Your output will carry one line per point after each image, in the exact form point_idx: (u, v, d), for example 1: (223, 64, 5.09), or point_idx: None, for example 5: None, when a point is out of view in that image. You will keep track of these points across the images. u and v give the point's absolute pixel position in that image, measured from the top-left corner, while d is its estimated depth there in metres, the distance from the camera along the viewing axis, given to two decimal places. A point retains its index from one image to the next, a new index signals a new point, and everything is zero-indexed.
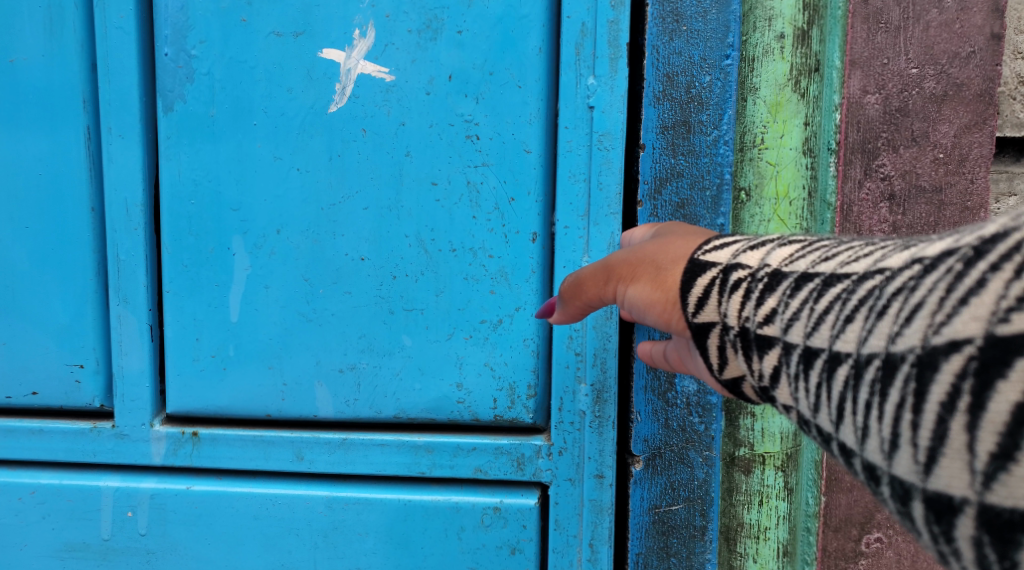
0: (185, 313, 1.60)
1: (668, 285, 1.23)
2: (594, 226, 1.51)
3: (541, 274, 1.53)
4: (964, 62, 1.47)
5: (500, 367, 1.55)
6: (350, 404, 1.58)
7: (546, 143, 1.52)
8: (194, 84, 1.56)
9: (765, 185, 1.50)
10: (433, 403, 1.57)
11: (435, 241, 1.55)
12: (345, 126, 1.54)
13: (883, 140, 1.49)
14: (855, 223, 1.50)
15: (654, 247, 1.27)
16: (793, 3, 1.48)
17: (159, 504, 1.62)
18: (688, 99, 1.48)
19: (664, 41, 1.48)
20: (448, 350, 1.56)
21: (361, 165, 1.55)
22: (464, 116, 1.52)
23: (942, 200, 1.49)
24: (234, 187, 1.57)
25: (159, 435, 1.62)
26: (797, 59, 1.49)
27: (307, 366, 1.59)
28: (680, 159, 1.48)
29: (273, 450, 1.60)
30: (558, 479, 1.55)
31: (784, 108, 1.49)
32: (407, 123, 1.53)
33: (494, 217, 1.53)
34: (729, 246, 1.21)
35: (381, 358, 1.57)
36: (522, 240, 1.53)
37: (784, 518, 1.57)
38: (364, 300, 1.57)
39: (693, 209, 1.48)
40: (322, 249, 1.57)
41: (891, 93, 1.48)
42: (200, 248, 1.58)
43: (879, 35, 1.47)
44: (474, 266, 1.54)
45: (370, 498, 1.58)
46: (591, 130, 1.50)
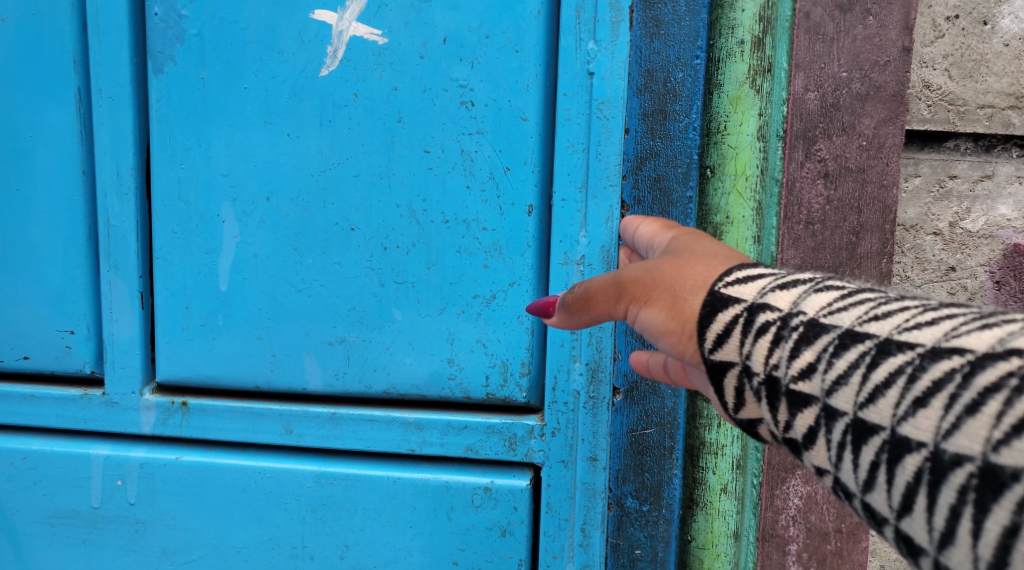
0: (175, 280, 1.61)
1: (684, 315, 1.24)
2: (592, 199, 1.53)
3: (536, 248, 1.56)
4: (882, 68, 1.52)
5: (493, 343, 1.57)
6: (340, 377, 1.60)
7: (543, 111, 1.54)
8: (184, 46, 1.57)
9: (725, 164, 1.55)
10: (424, 378, 1.59)
11: (427, 212, 1.57)
12: (337, 91, 1.56)
13: (821, 129, 1.53)
14: (797, 197, 1.53)
15: (671, 270, 1.27)
16: (752, 12, 1.53)
17: (148, 473, 1.64)
18: (664, 92, 1.53)
19: (645, 43, 1.53)
20: (439, 326, 1.58)
21: (352, 130, 1.56)
22: (459, 81, 1.54)
23: (866, 180, 1.54)
24: (224, 151, 1.58)
25: (148, 404, 1.64)
26: (753, 60, 1.53)
27: (295, 338, 1.60)
28: (658, 141, 1.54)
29: (262, 422, 1.62)
30: (551, 460, 1.57)
31: (742, 102, 1.54)
32: (399, 87, 1.55)
33: (488, 187, 1.55)
34: (753, 281, 1.23)
35: (371, 332, 1.59)
36: (518, 213, 1.55)
37: (738, 437, 1.56)
38: (355, 272, 1.59)
39: (668, 183, 1.54)
40: (311, 218, 1.58)
41: (827, 91, 1.52)
42: (189, 215, 1.60)
43: (818, 44, 1.52)
44: (468, 239, 1.56)
45: (358, 474, 1.60)
46: (591, 98, 1.52)
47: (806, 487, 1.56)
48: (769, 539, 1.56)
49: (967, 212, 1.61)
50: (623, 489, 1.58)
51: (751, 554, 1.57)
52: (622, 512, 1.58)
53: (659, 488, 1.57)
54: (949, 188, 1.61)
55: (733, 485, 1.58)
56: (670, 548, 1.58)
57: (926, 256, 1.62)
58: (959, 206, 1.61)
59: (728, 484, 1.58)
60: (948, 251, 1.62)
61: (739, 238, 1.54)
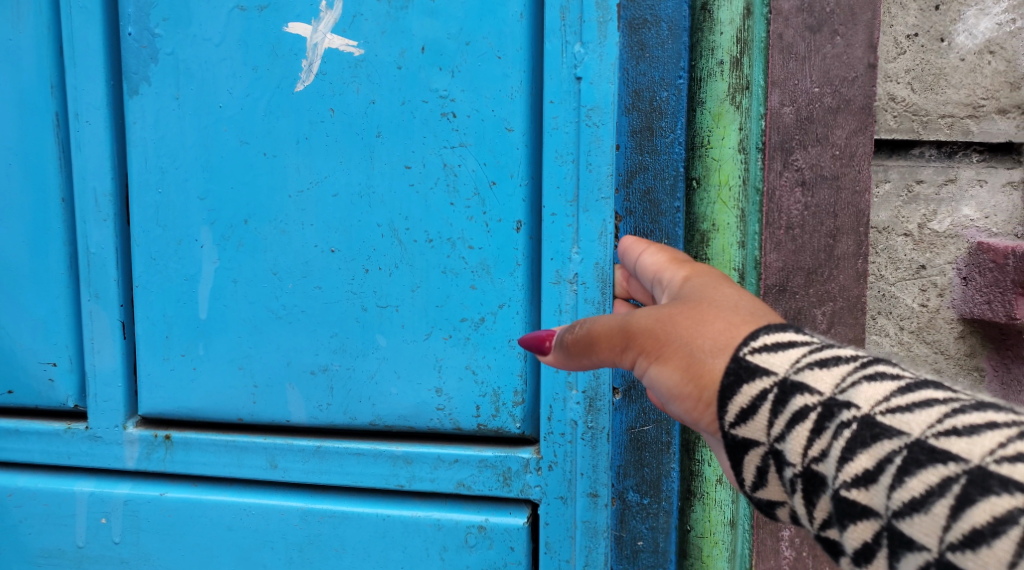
0: (156, 310, 1.71)
1: (698, 378, 1.28)
2: (583, 212, 1.62)
3: (525, 265, 1.64)
4: (851, 83, 1.65)
5: (483, 371, 1.65)
6: (323, 408, 1.69)
7: (526, 121, 1.63)
8: (157, 64, 1.67)
9: (710, 176, 1.66)
10: (412, 408, 1.67)
11: (409, 231, 1.65)
12: (312, 106, 1.65)
13: (797, 140, 1.65)
14: (777, 205, 1.65)
15: (688, 327, 1.29)
16: (729, 35, 1.64)
17: (132, 510, 1.73)
18: (651, 110, 1.64)
19: (632, 65, 1.64)
20: (426, 351, 1.66)
21: (328, 147, 1.65)
22: (439, 91, 1.63)
23: (840, 186, 1.66)
24: (201, 174, 1.68)
25: (132, 438, 1.73)
26: (733, 79, 1.64)
27: (278, 367, 1.69)
28: (645, 156, 1.65)
29: (246, 457, 1.71)
30: (549, 497, 1.64)
31: (724, 117, 1.65)
32: (376, 100, 1.64)
33: (473, 203, 1.63)
34: (790, 355, 1.24)
35: (355, 360, 1.68)
36: (506, 228, 1.63)
37: None
38: (335, 296, 1.67)
39: (657, 195, 1.65)
40: (291, 240, 1.67)
41: (802, 105, 1.64)
42: (168, 241, 1.69)
43: (791, 62, 1.64)
44: (452, 258, 1.65)
45: (347, 512, 1.68)
46: (579, 105, 1.61)
47: None
48: (764, 526, 1.65)
49: (934, 214, 1.73)
50: (625, 484, 1.67)
51: (746, 541, 1.66)
52: (624, 506, 1.66)
53: (659, 482, 1.66)
54: (917, 193, 1.73)
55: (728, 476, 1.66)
56: (670, 538, 1.66)
57: (898, 256, 1.74)
58: (926, 209, 1.73)
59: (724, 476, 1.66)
60: (918, 251, 1.73)
61: (725, 244, 1.66)
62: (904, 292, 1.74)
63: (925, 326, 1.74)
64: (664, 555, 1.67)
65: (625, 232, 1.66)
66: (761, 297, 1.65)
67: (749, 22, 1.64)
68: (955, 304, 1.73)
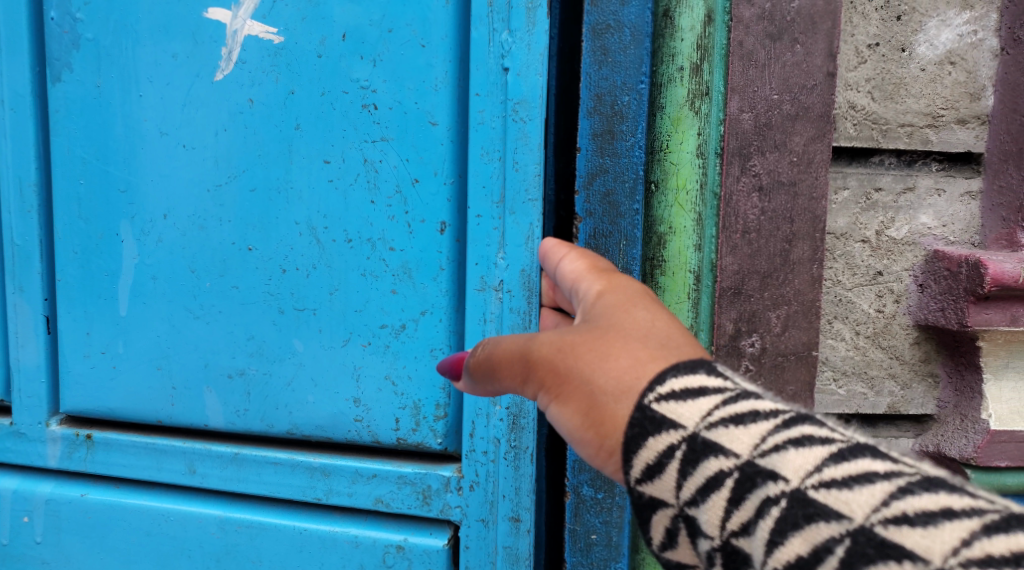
0: (77, 307, 1.77)
1: (588, 412, 1.35)
2: (508, 215, 1.64)
3: (448, 269, 1.68)
4: (809, 91, 1.68)
5: (403, 381, 1.70)
6: (240, 414, 1.74)
7: (449, 115, 1.66)
8: (79, 52, 1.73)
9: (668, 180, 1.70)
10: (329, 418, 1.72)
11: (327, 230, 1.69)
12: (234, 93, 1.69)
13: (755, 146, 1.68)
14: (734, 209, 1.68)
15: (586, 360, 1.36)
16: (690, 42, 1.68)
17: (53, 509, 1.80)
18: (612, 114, 1.67)
19: (595, 69, 1.68)
20: (345, 357, 1.71)
21: (249, 139, 1.70)
22: (359, 82, 1.66)
23: (796, 192, 1.69)
24: (122, 168, 1.73)
25: (55, 436, 1.79)
26: (692, 85, 1.68)
27: (196, 370, 1.74)
28: (606, 159, 1.68)
29: (166, 460, 1.77)
30: (469, 518, 1.69)
31: (682, 123, 1.69)
32: (296, 91, 1.68)
33: (394, 201, 1.67)
34: (701, 410, 1.29)
35: (272, 364, 1.72)
36: (427, 229, 1.67)
37: None
38: (253, 295, 1.72)
39: (617, 197, 1.68)
40: (209, 236, 1.72)
41: (760, 112, 1.67)
42: (89, 234, 1.75)
43: (750, 69, 1.67)
44: (372, 258, 1.69)
45: (263, 523, 1.74)
46: (506, 98, 1.63)
47: None
48: None
49: (892, 221, 1.76)
50: (580, 479, 1.70)
51: None
52: (579, 499, 1.70)
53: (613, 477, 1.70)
54: (875, 200, 1.75)
55: None
56: (623, 533, 1.70)
57: (856, 263, 1.75)
58: (884, 216, 1.76)
59: None
60: (875, 258, 1.76)
61: (681, 247, 1.70)
62: (861, 298, 1.76)
63: (880, 331, 1.77)
64: (617, 549, 1.71)
65: (584, 232, 1.69)
66: (716, 299, 1.68)
67: (709, 29, 1.67)
68: (910, 310, 1.77)
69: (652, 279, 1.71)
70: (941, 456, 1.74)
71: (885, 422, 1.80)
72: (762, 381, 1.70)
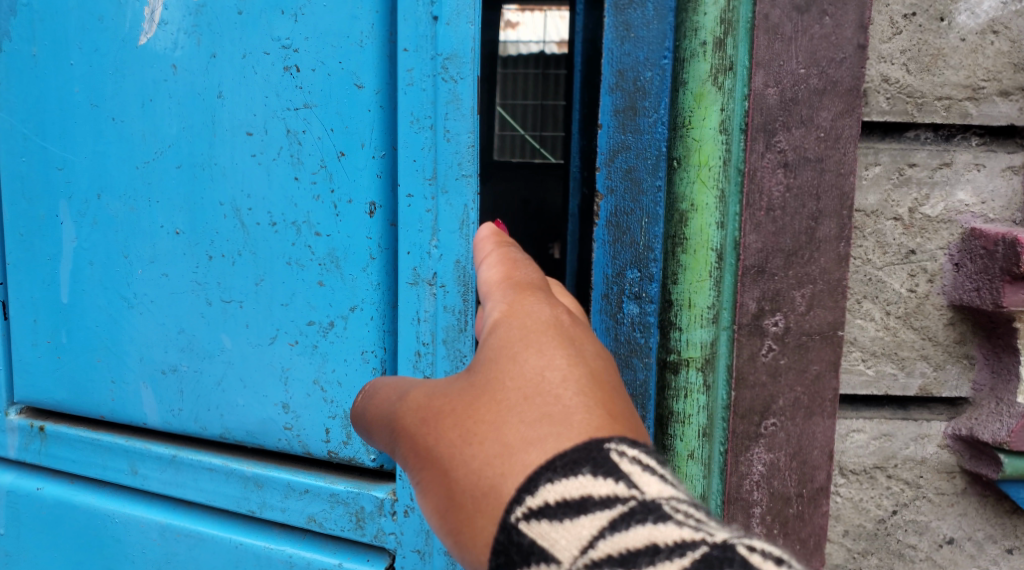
0: (25, 289, 1.90)
1: (443, 508, 1.19)
2: (439, 194, 1.64)
3: (379, 258, 1.69)
4: (838, 64, 1.64)
5: (330, 386, 1.73)
6: (175, 413, 1.82)
7: (375, 76, 1.65)
8: (16, 19, 1.82)
9: (690, 157, 1.67)
10: (259, 424, 1.77)
11: (251, 213, 1.73)
12: (155, 61, 1.74)
13: (780, 122, 1.64)
14: (758, 186, 1.65)
15: (446, 444, 1.20)
16: (713, 16, 1.63)
17: (13, 500, 1.94)
18: (635, 90, 1.65)
19: (617, 45, 1.64)
20: (273, 359, 1.75)
21: (174, 109, 1.74)
22: (280, 40, 1.68)
23: (823, 168, 1.65)
24: (57, 145, 1.83)
25: (14, 426, 1.94)
26: (715, 60, 1.64)
27: (134, 363, 1.83)
28: (628, 135, 1.66)
29: (111, 460, 1.88)
30: (404, 548, 1.73)
31: (705, 98, 1.65)
32: (217, 54, 1.71)
33: (320, 175, 1.69)
34: (577, 538, 1.11)
35: (203, 360, 1.79)
36: (354, 209, 1.69)
37: (704, 407, 1.69)
38: (181, 281, 1.78)
39: (639, 174, 1.66)
40: (139, 217, 1.80)
41: (786, 86, 1.64)
42: (32, 215, 1.87)
43: (776, 43, 1.63)
44: (298, 241, 1.71)
45: (201, 533, 1.82)
46: (434, 53, 1.62)
47: (769, 455, 1.68)
48: (734, 502, 1.69)
49: (926, 198, 1.71)
50: None
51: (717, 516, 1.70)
52: None
53: None
54: (908, 176, 1.71)
55: (699, 452, 1.70)
56: None
57: (887, 241, 1.71)
58: (918, 193, 1.71)
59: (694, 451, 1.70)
60: (908, 236, 1.71)
61: (703, 224, 1.67)
62: (892, 277, 1.72)
63: (912, 311, 1.72)
64: None
65: (605, 210, 1.67)
66: (739, 278, 1.66)
67: (734, 3, 1.63)
68: (945, 290, 1.72)
69: (673, 257, 1.69)
70: (975, 439, 1.70)
71: (916, 404, 1.77)
72: (786, 360, 1.67)
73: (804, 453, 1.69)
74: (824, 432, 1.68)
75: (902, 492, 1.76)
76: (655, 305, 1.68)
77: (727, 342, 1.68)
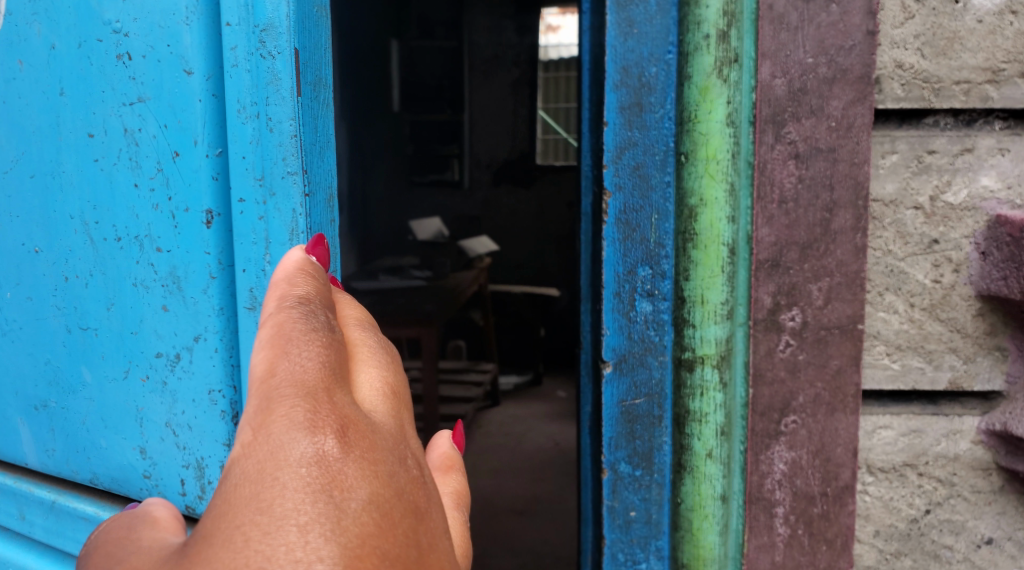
0: None
1: None
2: (270, 194, 1.64)
3: (219, 279, 1.71)
4: (847, 52, 1.62)
5: (178, 423, 1.77)
6: (49, 453, 1.94)
7: (202, 63, 1.65)
8: None
9: (697, 151, 1.63)
10: (125, 467, 1.83)
11: (98, 229, 1.78)
12: (7, 60, 1.82)
13: (789, 112, 1.62)
14: (770, 178, 1.63)
15: None
16: (716, 8, 1.61)
17: None
18: (640, 86, 1.62)
19: (620, 41, 1.62)
20: (123, 392, 1.81)
21: (27, 110, 1.82)
22: (113, 29, 1.70)
23: (836, 158, 1.63)
24: None
25: None
26: (720, 53, 1.61)
27: (10, 392, 1.98)
28: (635, 132, 1.63)
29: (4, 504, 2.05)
30: None
31: (711, 91, 1.62)
32: (55, 46, 1.76)
33: (156, 183, 1.71)
34: None
35: (67, 393, 1.88)
36: (192, 217, 1.70)
37: (721, 405, 1.65)
38: (43, 302, 1.88)
39: (647, 170, 1.63)
40: (6, 234, 1.90)
41: (794, 76, 1.62)
42: None
43: (782, 33, 1.62)
44: (140, 257, 1.75)
45: None
46: (254, 26, 1.61)
47: (791, 453, 1.66)
48: (756, 502, 1.66)
49: (948, 185, 1.66)
50: (616, 457, 1.65)
51: (739, 516, 1.67)
52: (616, 477, 1.66)
53: (650, 455, 1.65)
54: (927, 163, 1.66)
55: (718, 451, 1.66)
56: (663, 510, 1.66)
57: (908, 230, 1.66)
58: (939, 180, 1.66)
59: (712, 450, 1.66)
60: (930, 225, 1.66)
61: (713, 219, 1.63)
62: (914, 268, 1.66)
63: (938, 302, 1.67)
64: (657, 528, 1.66)
65: (613, 208, 1.64)
66: (753, 272, 1.64)
67: None
68: (972, 280, 1.66)
69: (684, 253, 1.65)
70: (1009, 434, 1.64)
71: (947, 399, 1.69)
72: (805, 355, 1.64)
73: (827, 450, 1.65)
74: (847, 428, 1.65)
75: (935, 491, 1.70)
76: (669, 302, 1.64)
77: (743, 339, 1.65)
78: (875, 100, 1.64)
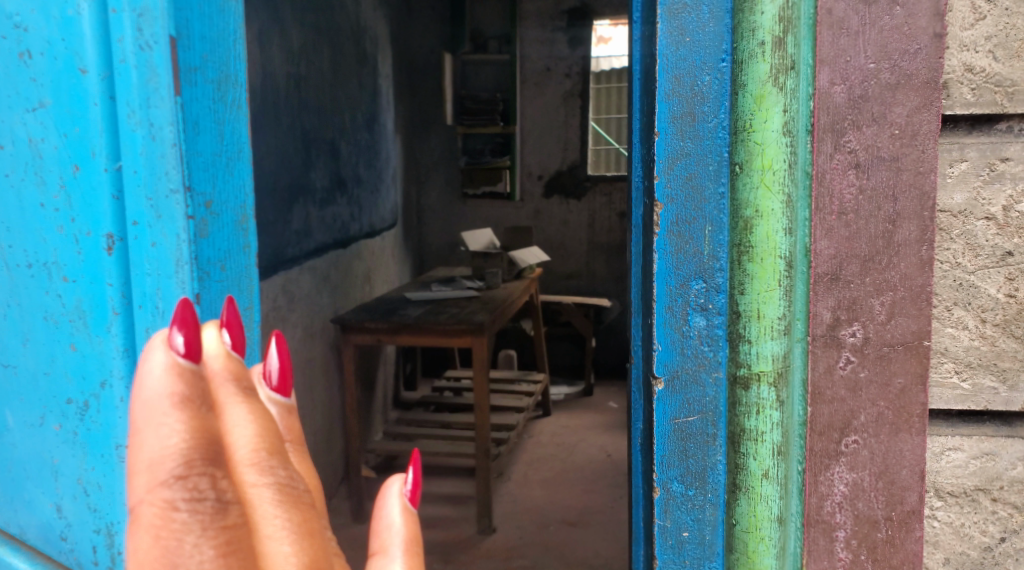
0: None
1: None
2: (159, 216, 1.64)
3: (120, 315, 1.69)
4: (912, 56, 1.55)
5: (92, 484, 1.77)
6: None
7: (96, 67, 1.61)
8: None
9: (752, 161, 1.56)
10: (43, 526, 1.87)
11: (14, 256, 1.76)
12: None
13: (850, 121, 1.56)
14: (828, 188, 1.58)
15: None
16: (772, 14, 1.54)
17: None
18: (692, 95, 1.57)
19: (672, 50, 1.57)
20: (36, 444, 1.82)
21: None
22: (17, 29, 1.67)
23: (900, 167, 1.56)
24: None
25: None
26: (776, 60, 1.55)
27: None
28: (687, 142, 1.57)
29: None
30: None
31: (766, 100, 1.56)
32: None
33: (60, 208, 1.69)
34: None
35: None
36: (94, 242, 1.67)
37: (777, 424, 1.58)
38: None
39: (699, 181, 1.57)
40: None
41: (855, 83, 1.56)
42: None
43: (842, 38, 1.56)
44: (48, 286, 1.73)
45: None
46: (132, 14, 1.58)
47: (851, 474, 1.60)
48: (815, 525, 1.62)
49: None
50: (668, 476, 1.62)
51: (797, 538, 1.63)
52: (668, 495, 1.62)
53: (704, 475, 1.60)
54: (1001, 171, 1.56)
55: (774, 471, 1.60)
56: (716, 531, 1.61)
57: (979, 242, 1.57)
58: (1013, 189, 1.56)
59: (768, 471, 1.60)
60: (1003, 236, 1.56)
61: (769, 231, 1.57)
62: (986, 281, 1.57)
63: (1012, 318, 1.57)
64: (710, 549, 1.62)
65: (665, 219, 1.59)
66: (811, 286, 1.58)
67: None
68: None
69: (739, 266, 1.58)
70: None
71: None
72: (866, 372, 1.59)
73: (890, 471, 1.59)
74: (911, 449, 1.59)
75: (1011, 518, 1.60)
76: (723, 317, 1.58)
77: (801, 355, 1.59)
78: (943, 106, 1.56)
